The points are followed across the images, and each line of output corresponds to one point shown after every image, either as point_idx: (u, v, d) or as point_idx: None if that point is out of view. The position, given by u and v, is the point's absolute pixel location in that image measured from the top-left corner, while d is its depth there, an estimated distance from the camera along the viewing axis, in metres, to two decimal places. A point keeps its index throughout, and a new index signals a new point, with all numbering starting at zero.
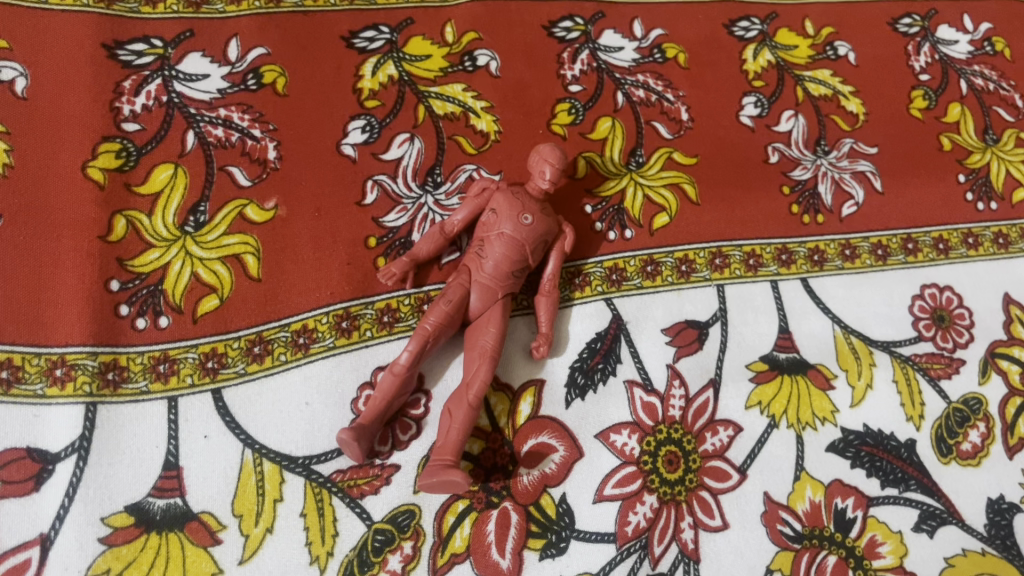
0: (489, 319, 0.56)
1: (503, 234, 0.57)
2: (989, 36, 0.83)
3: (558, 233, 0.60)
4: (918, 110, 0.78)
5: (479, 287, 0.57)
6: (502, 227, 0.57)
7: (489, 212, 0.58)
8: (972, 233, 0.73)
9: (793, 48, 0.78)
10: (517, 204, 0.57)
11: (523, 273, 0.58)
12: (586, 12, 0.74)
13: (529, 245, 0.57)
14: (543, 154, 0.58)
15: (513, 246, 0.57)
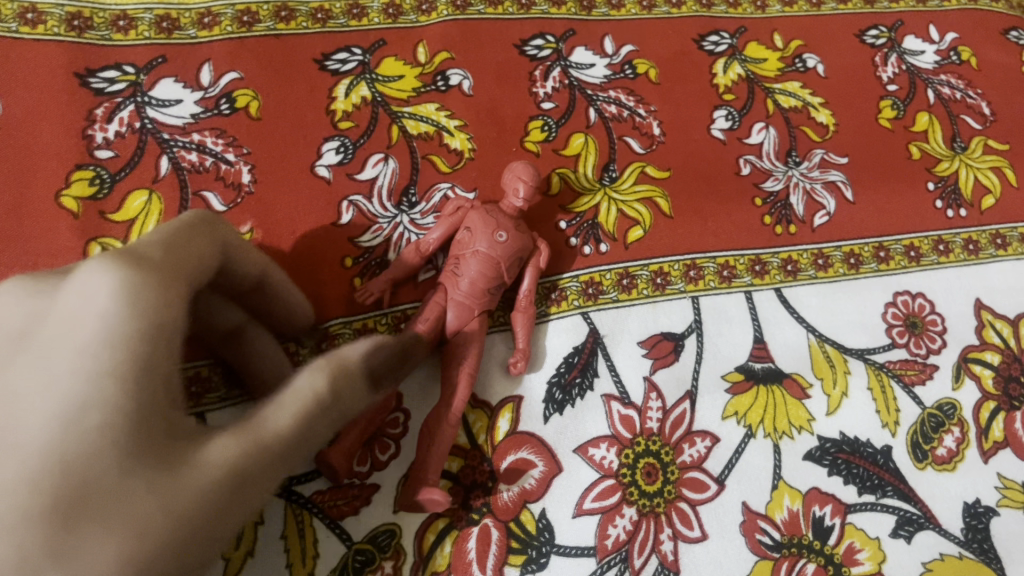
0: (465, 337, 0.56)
1: (477, 252, 0.56)
2: (955, 45, 0.85)
3: (535, 249, 0.59)
4: (887, 120, 0.79)
5: (455, 306, 0.57)
6: (476, 244, 0.56)
7: (464, 230, 0.58)
8: (942, 240, 0.74)
9: (762, 61, 0.79)
10: (492, 222, 0.57)
11: (499, 290, 0.58)
12: (557, 29, 0.75)
13: (505, 262, 0.57)
14: (516, 172, 0.59)
15: (488, 264, 0.56)
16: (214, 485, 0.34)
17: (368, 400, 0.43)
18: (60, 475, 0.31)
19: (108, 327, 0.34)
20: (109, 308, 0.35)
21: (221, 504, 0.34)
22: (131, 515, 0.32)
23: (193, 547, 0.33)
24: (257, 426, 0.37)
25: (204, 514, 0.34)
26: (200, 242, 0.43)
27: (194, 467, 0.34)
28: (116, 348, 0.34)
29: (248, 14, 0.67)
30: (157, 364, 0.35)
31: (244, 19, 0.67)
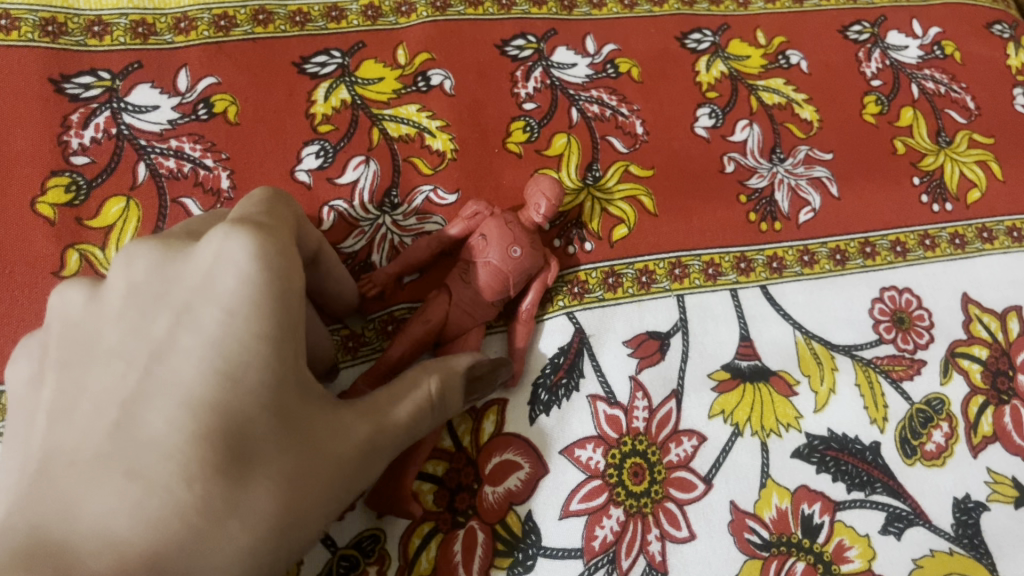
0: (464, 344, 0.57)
1: (488, 263, 0.57)
2: (938, 40, 0.85)
3: (545, 265, 0.60)
4: (871, 115, 0.79)
5: (456, 313, 0.57)
6: (488, 255, 0.57)
7: (478, 237, 0.58)
8: (928, 235, 0.74)
9: (745, 58, 0.78)
10: (508, 235, 0.57)
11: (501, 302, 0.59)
12: (538, 29, 0.74)
13: (514, 277, 0.57)
14: (540, 186, 0.58)
15: (498, 277, 0.56)
16: (344, 460, 0.42)
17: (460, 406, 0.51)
18: (227, 425, 0.38)
19: (248, 292, 0.39)
20: (247, 270, 0.39)
21: (350, 474, 0.43)
22: (279, 475, 0.39)
23: (318, 509, 0.41)
24: (380, 417, 0.45)
25: (326, 488, 0.41)
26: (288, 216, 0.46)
27: (333, 446, 0.42)
28: (254, 315, 0.39)
29: (225, 18, 0.67)
30: (292, 325, 0.41)
31: (221, 23, 0.66)
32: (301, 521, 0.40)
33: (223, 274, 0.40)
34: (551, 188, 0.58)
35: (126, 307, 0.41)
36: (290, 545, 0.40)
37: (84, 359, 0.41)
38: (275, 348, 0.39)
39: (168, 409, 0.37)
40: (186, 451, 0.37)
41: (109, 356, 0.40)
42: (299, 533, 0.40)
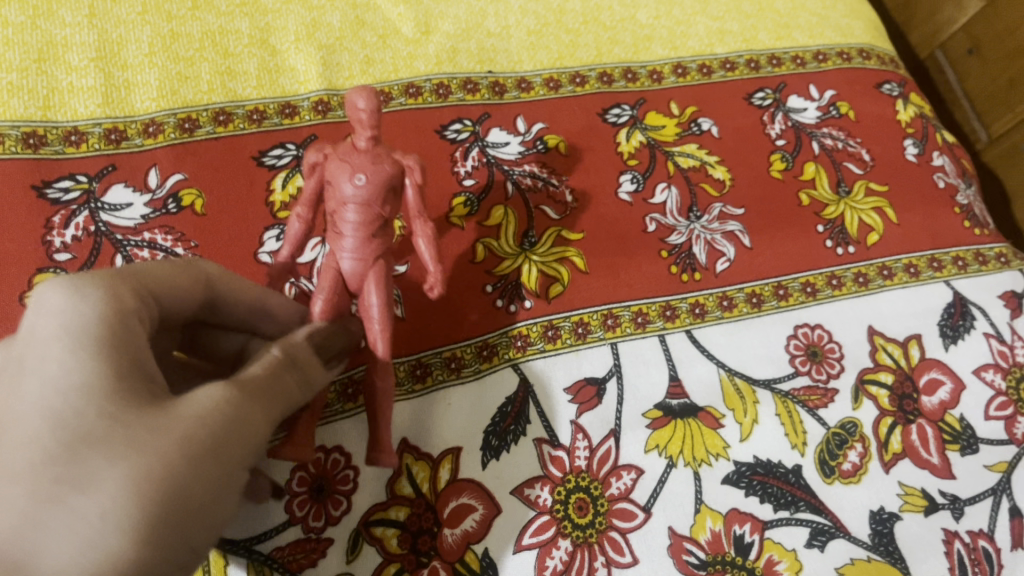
0: (367, 281, 0.57)
1: (346, 201, 0.54)
2: (834, 102, 0.94)
3: (402, 168, 0.55)
4: (778, 172, 0.87)
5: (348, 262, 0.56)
6: (342, 194, 0.54)
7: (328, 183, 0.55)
8: (834, 275, 0.82)
9: (661, 128, 0.87)
10: (348, 165, 0.53)
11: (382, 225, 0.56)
12: (473, 113, 0.83)
13: (378, 199, 0.54)
14: (348, 103, 0.53)
15: (361, 209, 0.54)
16: (201, 417, 0.45)
17: (319, 369, 0.55)
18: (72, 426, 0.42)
19: (67, 319, 0.45)
20: (64, 302, 0.46)
21: (215, 435, 0.45)
22: (141, 444, 0.43)
23: (204, 462, 0.44)
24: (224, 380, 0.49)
25: (196, 441, 0.44)
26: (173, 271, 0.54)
27: (182, 408, 0.45)
28: (75, 339, 0.45)
29: (189, 121, 0.74)
30: (124, 338, 0.46)
31: (185, 126, 0.74)
32: (191, 476, 0.44)
33: (38, 322, 0.45)
34: (361, 95, 0.51)
35: None
36: (190, 504, 0.43)
37: None
38: (102, 355, 0.45)
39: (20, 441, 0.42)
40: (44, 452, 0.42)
41: None
42: (182, 490, 0.43)
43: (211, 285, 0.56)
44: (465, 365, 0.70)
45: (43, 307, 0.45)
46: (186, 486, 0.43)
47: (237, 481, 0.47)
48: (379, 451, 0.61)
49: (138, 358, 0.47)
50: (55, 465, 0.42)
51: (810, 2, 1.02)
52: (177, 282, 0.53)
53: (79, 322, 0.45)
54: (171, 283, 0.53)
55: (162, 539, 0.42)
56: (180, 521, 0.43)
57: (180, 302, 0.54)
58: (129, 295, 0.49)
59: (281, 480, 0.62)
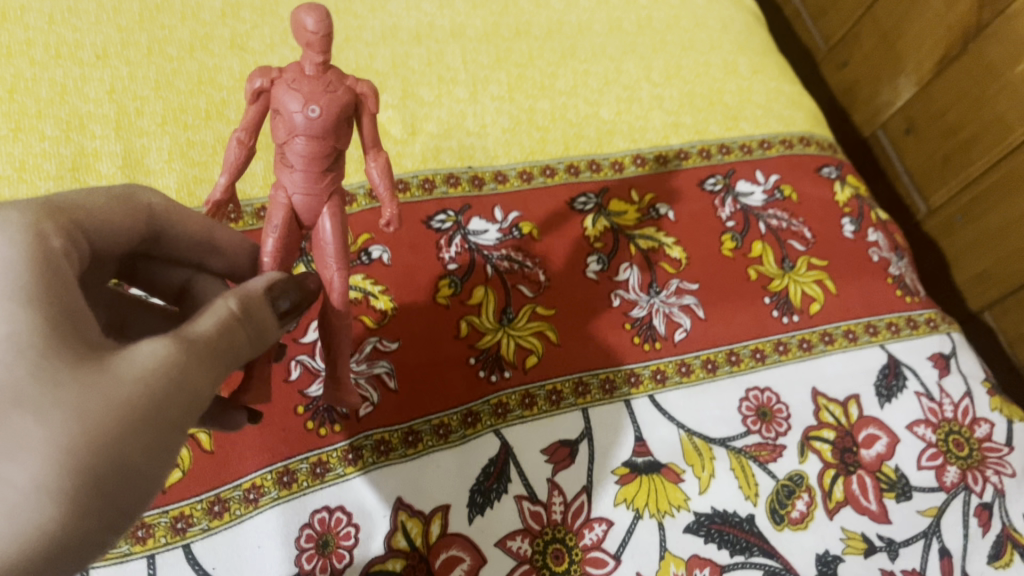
0: (319, 213, 0.59)
1: (298, 134, 0.55)
2: (778, 185, 1.05)
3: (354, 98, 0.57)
4: (729, 250, 0.98)
5: (302, 199, 0.58)
6: (293, 127, 0.55)
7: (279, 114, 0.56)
8: (781, 342, 0.92)
9: (623, 214, 0.98)
10: (301, 96, 0.55)
11: (332, 156, 0.58)
12: (455, 205, 0.93)
13: (332, 133, 0.56)
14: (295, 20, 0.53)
15: (312, 141, 0.56)
16: (146, 373, 0.47)
17: (272, 323, 0.57)
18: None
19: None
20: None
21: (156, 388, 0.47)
22: (80, 398, 0.44)
23: (148, 427, 0.46)
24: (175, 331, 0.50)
25: (137, 406, 0.46)
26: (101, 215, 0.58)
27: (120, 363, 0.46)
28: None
29: None
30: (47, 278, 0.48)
31: None
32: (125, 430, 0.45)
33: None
34: (320, 15, 0.52)
35: None
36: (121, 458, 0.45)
37: None
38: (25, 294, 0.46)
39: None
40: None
41: None
42: (122, 455, 0.45)
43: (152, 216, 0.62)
44: (452, 431, 0.79)
45: None
46: (125, 450, 0.45)
47: (176, 434, 0.48)
48: (339, 389, 0.69)
49: (70, 288, 0.49)
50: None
51: (756, 95, 1.13)
52: (107, 212, 0.59)
53: (2, 257, 0.47)
54: (104, 214, 0.58)
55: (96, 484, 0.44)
56: (121, 479, 0.45)
57: (113, 233, 0.59)
58: (53, 226, 0.51)
59: (290, 536, 0.70)
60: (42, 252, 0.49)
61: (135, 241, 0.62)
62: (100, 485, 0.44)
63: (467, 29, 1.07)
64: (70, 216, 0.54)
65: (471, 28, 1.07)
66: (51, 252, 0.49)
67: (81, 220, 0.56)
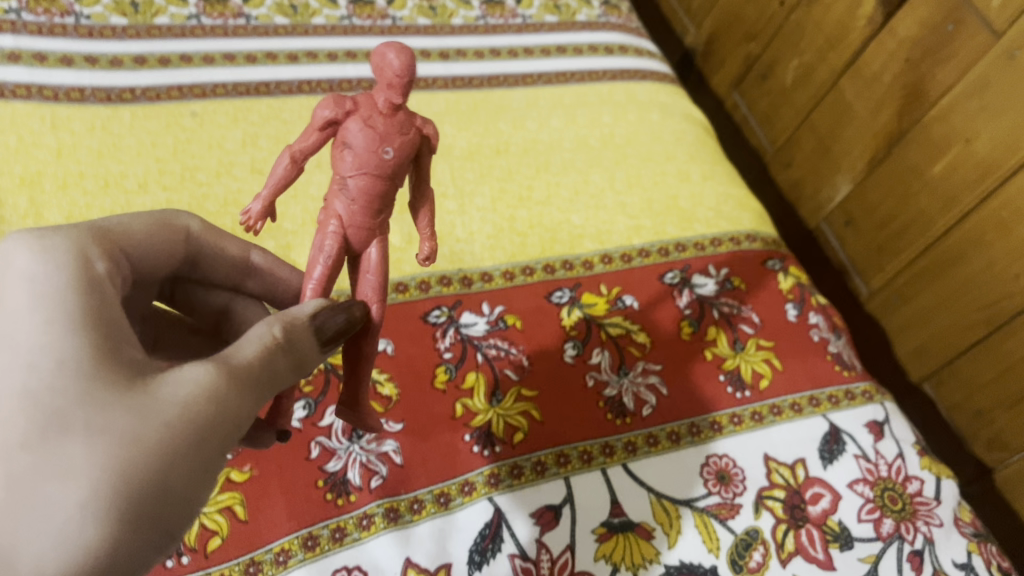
0: (370, 241, 0.67)
1: (368, 170, 0.63)
2: (729, 277, 1.21)
3: (416, 137, 0.65)
4: (687, 334, 1.13)
5: (357, 231, 0.66)
6: (366, 163, 0.63)
7: (350, 150, 0.63)
8: (735, 414, 1.06)
9: (594, 304, 1.12)
10: (377, 136, 0.62)
11: (391, 189, 0.65)
12: (448, 301, 1.07)
13: (396, 170, 0.64)
14: (380, 61, 0.61)
15: (378, 178, 0.63)
16: (186, 402, 0.54)
17: (311, 350, 0.63)
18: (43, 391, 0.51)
19: (39, 287, 0.55)
20: (36, 275, 0.55)
21: (192, 417, 0.54)
22: (124, 426, 0.51)
23: (188, 446, 0.53)
24: (219, 355, 0.58)
25: (177, 431, 0.53)
26: (138, 238, 0.68)
27: (161, 394, 0.54)
28: (45, 304, 0.54)
29: None
30: (89, 307, 0.56)
31: None
32: (165, 458, 0.52)
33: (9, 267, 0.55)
34: (409, 63, 0.61)
35: None
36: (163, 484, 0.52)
37: None
38: (68, 322, 0.54)
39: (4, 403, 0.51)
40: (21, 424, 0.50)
41: None
42: (167, 468, 0.52)
43: (189, 238, 0.74)
44: (451, 499, 0.91)
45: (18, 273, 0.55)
46: (170, 463, 0.53)
47: (215, 457, 0.56)
48: (363, 415, 0.74)
49: (114, 310, 0.57)
50: (41, 433, 0.50)
51: (707, 199, 1.30)
52: (148, 236, 0.69)
53: (50, 285, 0.55)
54: (146, 237, 0.69)
55: (135, 512, 0.51)
56: (168, 491, 0.53)
57: (155, 254, 0.70)
58: (95, 250, 0.60)
59: None
60: (85, 279, 0.57)
61: (175, 258, 0.73)
62: (152, 497, 0.52)
63: (454, 149, 1.23)
64: (109, 240, 0.64)
65: (457, 148, 1.24)
66: (93, 275, 0.58)
67: (121, 244, 0.65)
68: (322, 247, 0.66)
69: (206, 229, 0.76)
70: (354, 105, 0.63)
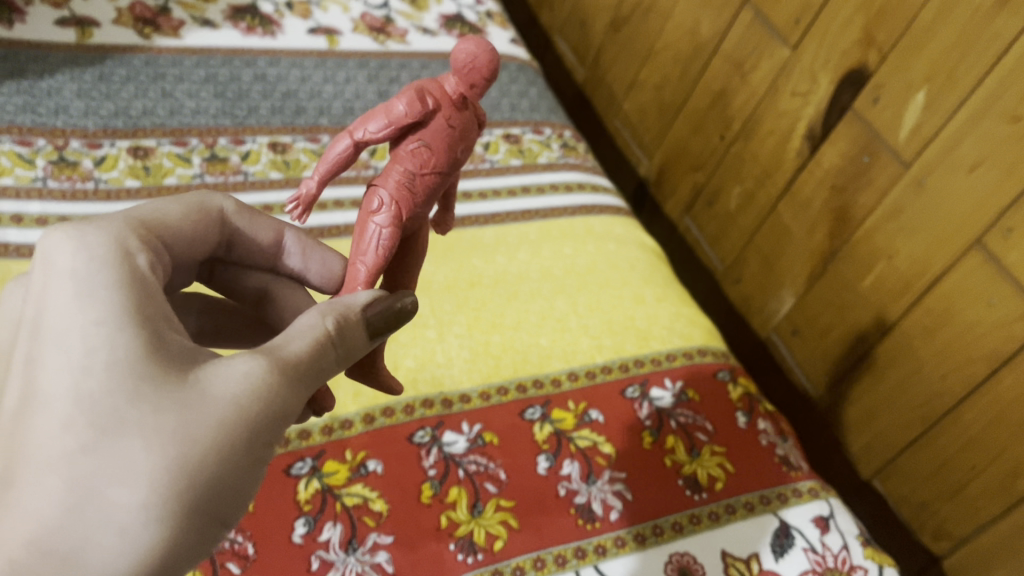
0: (415, 224, 0.84)
1: (438, 163, 0.81)
2: (684, 389, 1.33)
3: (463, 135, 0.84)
4: (649, 443, 1.25)
5: (414, 216, 0.82)
6: (438, 157, 0.80)
7: (423, 144, 0.80)
8: (694, 515, 1.17)
9: (563, 419, 1.25)
10: (447, 136, 0.80)
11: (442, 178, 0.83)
12: (431, 422, 1.18)
13: (452, 163, 0.83)
14: (461, 64, 0.79)
15: (441, 169, 0.81)
16: (237, 397, 0.64)
17: (354, 342, 0.75)
18: (98, 395, 0.60)
19: (87, 291, 0.63)
20: (82, 278, 0.64)
21: (246, 407, 0.64)
22: (179, 426, 0.61)
23: (239, 435, 0.64)
24: (269, 349, 0.69)
25: (228, 425, 0.63)
26: (174, 227, 0.79)
27: (213, 393, 0.64)
28: (93, 309, 0.63)
29: None
30: (133, 305, 0.65)
31: None
32: (217, 450, 0.62)
33: (56, 268, 0.64)
34: (494, 70, 0.81)
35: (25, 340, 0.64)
36: (214, 472, 0.62)
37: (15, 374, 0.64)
38: (117, 325, 0.63)
39: (65, 410, 0.59)
40: (83, 429, 0.59)
41: (19, 379, 0.63)
42: (220, 454, 0.63)
43: (224, 222, 0.86)
44: None
45: (64, 278, 0.64)
46: (224, 449, 0.63)
47: (264, 441, 0.66)
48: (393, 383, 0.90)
49: (156, 304, 0.67)
50: (100, 436, 0.59)
51: (661, 319, 1.45)
52: (185, 220, 0.80)
53: (97, 286, 0.64)
54: (186, 223, 0.80)
55: (191, 498, 0.61)
56: (219, 478, 0.63)
57: (194, 236, 0.82)
58: (135, 240, 0.70)
59: None
60: (129, 272, 0.66)
61: (215, 237, 0.85)
62: (203, 487, 0.61)
63: (433, 283, 1.38)
64: (145, 228, 0.74)
65: (436, 281, 1.39)
66: (135, 266, 0.68)
67: (157, 233, 0.76)
68: (380, 232, 0.79)
69: (238, 211, 0.87)
70: (433, 102, 0.79)
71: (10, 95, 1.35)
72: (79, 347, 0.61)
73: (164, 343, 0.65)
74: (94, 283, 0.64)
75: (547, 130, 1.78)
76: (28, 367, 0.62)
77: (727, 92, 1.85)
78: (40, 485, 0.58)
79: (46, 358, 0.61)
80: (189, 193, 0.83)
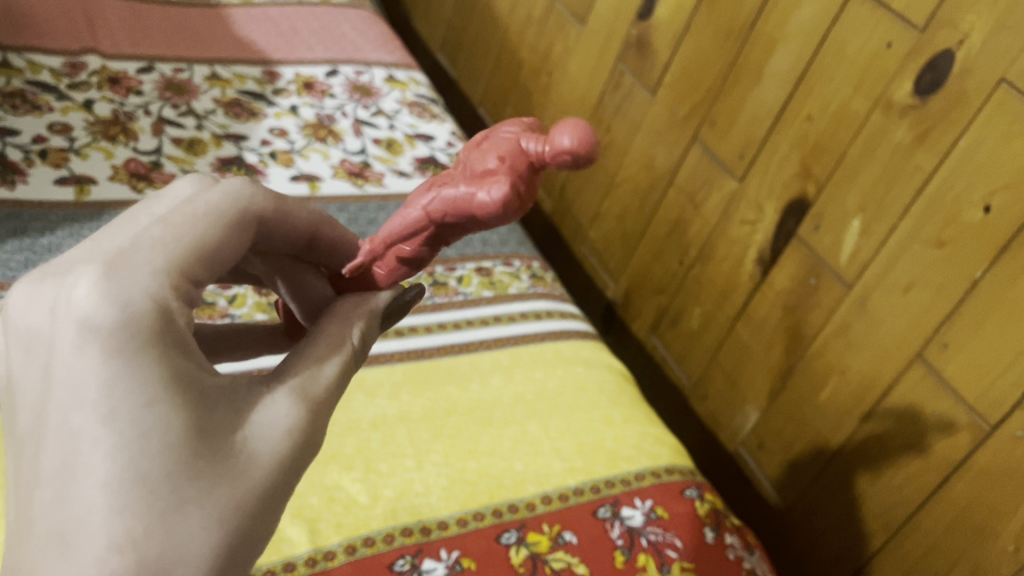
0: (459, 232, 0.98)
1: None
2: (653, 507, 1.40)
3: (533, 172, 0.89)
4: (621, 562, 1.30)
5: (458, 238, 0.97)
6: None
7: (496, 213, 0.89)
8: None
9: (538, 542, 1.30)
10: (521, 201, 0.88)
11: None
12: (411, 549, 1.24)
13: None
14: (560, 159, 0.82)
15: None
16: (275, 451, 0.75)
17: (368, 346, 0.92)
18: (157, 468, 0.67)
19: (134, 368, 0.69)
20: (128, 352, 0.70)
21: (283, 458, 0.76)
22: (227, 490, 0.71)
23: (276, 486, 0.75)
24: (299, 394, 0.79)
25: (268, 479, 0.74)
26: (213, 255, 0.83)
27: (251, 453, 0.74)
28: (141, 385, 0.69)
29: None
30: (175, 373, 0.71)
31: None
32: (261, 502, 0.73)
33: (100, 339, 0.69)
34: (590, 166, 0.84)
35: (68, 408, 0.68)
36: (258, 521, 0.73)
37: (56, 440, 0.68)
38: (165, 397, 0.70)
39: (130, 485, 0.66)
40: (148, 503, 0.66)
41: (68, 448, 0.68)
42: (258, 508, 0.73)
43: (260, 221, 0.92)
44: None
45: (112, 354, 0.69)
46: (263, 501, 0.73)
47: (295, 480, 0.78)
48: None
49: (192, 364, 0.74)
50: (165, 506, 0.67)
51: (629, 439, 1.52)
52: (227, 240, 0.85)
53: (143, 360, 0.70)
54: (224, 239, 0.84)
55: (240, 549, 0.71)
56: (255, 540, 0.73)
57: (235, 247, 0.86)
58: (170, 293, 0.75)
59: None
60: (169, 334, 0.73)
61: (250, 235, 0.90)
62: (249, 538, 0.72)
63: (409, 413, 1.45)
64: (177, 258, 0.78)
65: (414, 412, 1.46)
66: (174, 323, 0.74)
67: (189, 253, 0.80)
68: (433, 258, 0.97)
69: (267, 208, 0.93)
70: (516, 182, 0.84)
71: (12, 253, 1.45)
72: (133, 428, 0.67)
73: (205, 405, 0.73)
74: (138, 357, 0.70)
75: (517, 262, 1.90)
76: (76, 434, 0.67)
77: (683, 221, 1.98)
78: (104, 559, 0.64)
79: (99, 433, 0.67)
80: (220, 199, 0.87)
